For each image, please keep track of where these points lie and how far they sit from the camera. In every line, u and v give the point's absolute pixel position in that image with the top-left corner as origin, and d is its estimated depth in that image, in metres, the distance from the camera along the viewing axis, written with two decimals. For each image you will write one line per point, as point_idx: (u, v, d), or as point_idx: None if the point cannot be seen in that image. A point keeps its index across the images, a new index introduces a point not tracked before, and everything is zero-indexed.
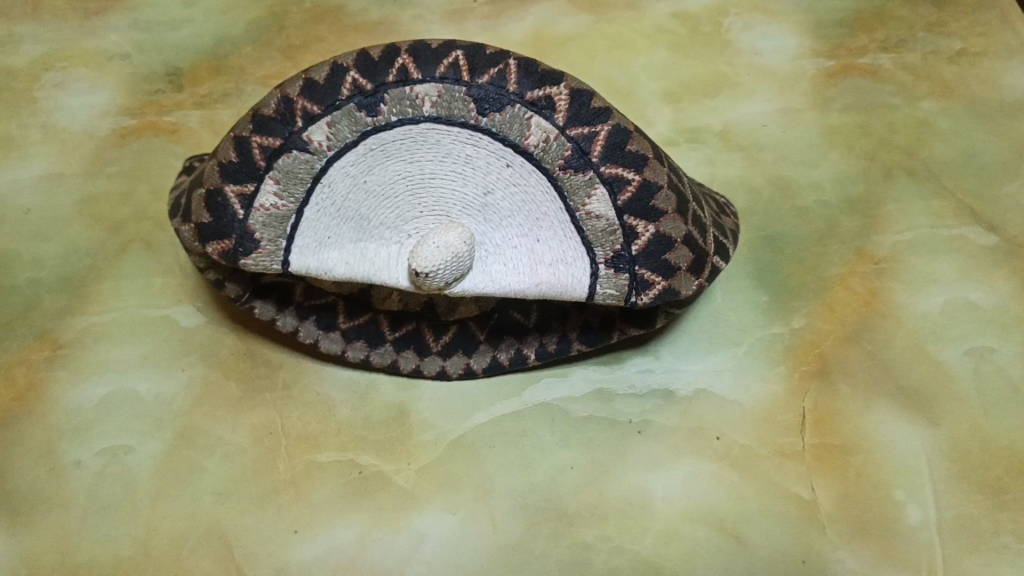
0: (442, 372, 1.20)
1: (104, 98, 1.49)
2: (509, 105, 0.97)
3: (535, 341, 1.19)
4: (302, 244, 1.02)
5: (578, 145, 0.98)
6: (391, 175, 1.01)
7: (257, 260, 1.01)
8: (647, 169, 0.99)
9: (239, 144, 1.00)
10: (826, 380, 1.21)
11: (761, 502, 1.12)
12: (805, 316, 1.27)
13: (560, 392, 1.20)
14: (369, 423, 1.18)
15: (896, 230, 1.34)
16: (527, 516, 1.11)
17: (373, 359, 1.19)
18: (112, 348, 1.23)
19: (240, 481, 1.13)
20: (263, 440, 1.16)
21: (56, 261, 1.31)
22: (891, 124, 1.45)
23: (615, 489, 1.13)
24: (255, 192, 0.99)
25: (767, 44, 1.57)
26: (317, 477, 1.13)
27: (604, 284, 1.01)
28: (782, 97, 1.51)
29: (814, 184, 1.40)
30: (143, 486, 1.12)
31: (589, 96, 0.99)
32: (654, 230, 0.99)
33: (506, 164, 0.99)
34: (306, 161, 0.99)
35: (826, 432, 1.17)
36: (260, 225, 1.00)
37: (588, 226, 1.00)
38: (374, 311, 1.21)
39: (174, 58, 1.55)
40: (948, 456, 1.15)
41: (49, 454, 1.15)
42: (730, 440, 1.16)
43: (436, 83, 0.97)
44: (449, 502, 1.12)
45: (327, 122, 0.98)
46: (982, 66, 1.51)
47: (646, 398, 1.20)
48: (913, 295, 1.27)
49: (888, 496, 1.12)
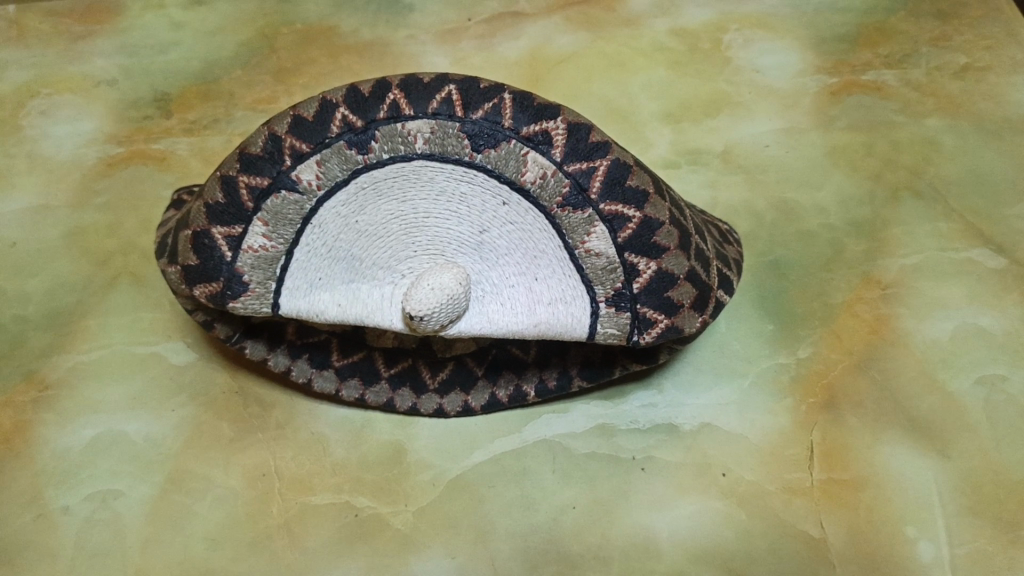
0: (439, 410, 1.17)
1: (91, 126, 1.46)
2: (504, 141, 0.94)
3: (535, 376, 1.16)
4: (293, 285, 0.99)
5: (577, 180, 0.94)
6: (383, 215, 0.98)
7: (246, 303, 0.97)
8: (648, 205, 0.96)
9: (226, 184, 0.96)
10: (834, 412, 1.18)
11: (769, 541, 1.08)
12: (812, 345, 1.24)
13: (561, 428, 1.17)
14: (365, 463, 1.15)
15: (903, 253, 1.31)
16: (528, 559, 1.07)
17: (368, 397, 1.17)
18: (100, 388, 1.20)
19: (233, 526, 1.09)
20: (256, 483, 1.13)
21: (43, 297, 1.28)
22: (896, 143, 1.42)
23: (619, 530, 1.09)
24: (243, 234, 0.96)
25: (768, 61, 1.54)
26: (312, 521, 1.10)
27: (605, 323, 0.98)
28: (784, 115, 1.48)
29: (818, 207, 1.37)
30: (133, 533, 1.09)
31: (587, 129, 0.96)
32: (656, 267, 0.96)
33: (502, 202, 0.96)
34: (296, 202, 0.95)
35: (834, 467, 1.14)
36: (248, 267, 0.96)
37: (588, 264, 0.96)
38: (368, 348, 1.20)
39: (163, 84, 1.52)
40: (961, 490, 1.11)
41: (36, 500, 1.11)
42: (737, 476, 1.13)
43: (428, 119, 0.94)
44: (448, 545, 1.08)
45: (317, 160, 0.95)
46: (988, 81, 1.48)
47: (649, 433, 1.17)
48: (921, 321, 1.24)
49: (901, 533, 1.08)
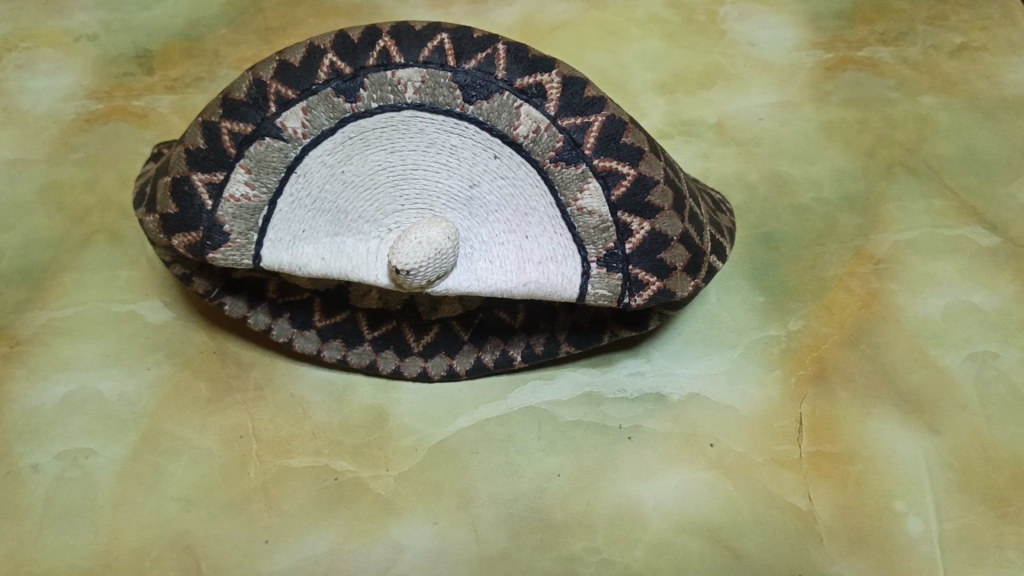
0: (423, 373, 1.14)
1: (70, 80, 1.42)
2: (497, 93, 0.91)
3: (521, 341, 1.13)
4: (275, 237, 0.96)
5: (571, 135, 0.92)
6: (371, 166, 0.95)
7: (226, 254, 0.94)
8: (643, 163, 0.93)
9: (207, 130, 0.93)
10: (825, 385, 1.16)
11: (757, 512, 1.07)
12: (802, 318, 1.22)
13: (547, 395, 1.15)
14: (346, 426, 1.12)
15: (897, 229, 1.29)
16: (512, 526, 1.05)
17: (351, 359, 1.14)
18: (73, 345, 1.16)
19: (208, 487, 1.06)
20: (233, 445, 1.10)
21: (17, 251, 1.24)
22: (891, 120, 1.41)
23: (605, 499, 1.07)
24: (224, 181, 0.93)
25: (763, 35, 1.52)
26: (290, 483, 1.07)
27: (596, 284, 0.95)
28: (778, 90, 1.46)
29: (812, 181, 1.35)
30: (105, 492, 1.06)
31: (583, 84, 0.93)
32: (649, 227, 0.93)
33: (493, 155, 0.94)
34: (280, 149, 0.92)
35: (824, 440, 1.12)
36: (230, 216, 0.93)
37: (579, 223, 0.94)
38: (352, 308, 1.16)
39: (145, 40, 1.48)
40: (950, 466, 1.10)
41: (5, 457, 1.08)
42: (725, 447, 1.11)
43: (419, 68, 0.91)
44: (430, 511, 1.06)
45: (303, 108, 0.92)
46: (984, 61, 1.47)
47: (637, 402, 1.14)
48: (913, 297, 1.23)
49: (889, 507, 1.07)
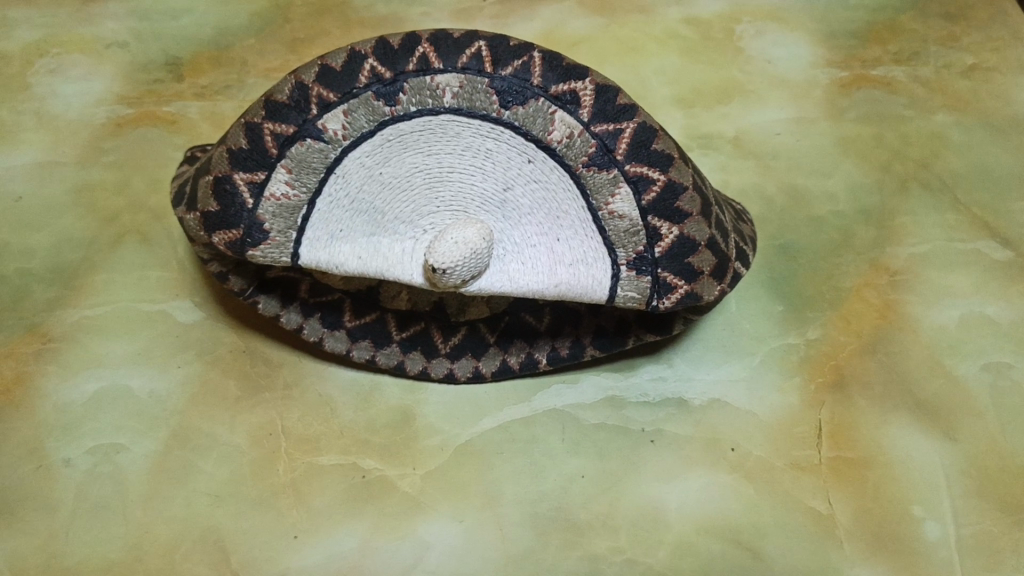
0: (449, 374, 1.16)
1: (100, 85, 1.45)
2: (532, 99, 0.94)
3: (547, 345, 1.16)
4: (314, 236, 0.98)
5: (603, 141, 0.94)
6: (408, 168, 0.98)
7: (266, 252, 0.96)
8: (672, 170, 0.96)
9: (250, 131, 0.95)
10: (843, 392, 1.18)
11: (777, 514, 1.09)
12: (821, 326, 1.24)
13: (570, 398, 1.17)
14: (373, 426, 1.14)
15: (911, 242, 1.32)
16: (537, 526, 1.07)
17: (379, 359, 1.16)
18: (105, 343, 1.18)
19: (238, 483, 1.08)
20: (263, 442, 1.11)
21: (49, 251, 1.26)
22: (905, 136, 1.44)
23: (628, 500, 1.09)
24: (266, 181, 0.95)
25: (779, 52, 1.55)
26: (318, 480, 1.09)
27: (625, 287, 0.97)
28: (795, 105, 1.49)
29: (828, 194, 1.38)
30: (135, 487, 1.07)
31: (615, 92, 0.96)
32: (678, 232, 0.96)
33: (527, 160, 0.96)
34: (320, 150, 0.95)
35: (842, 445, 1.14)
36: (270, 215, 0.96)
37: (610, 226, 0.96)
38: (381, 310, 1.18)
39: (174, 48, 1.51)
40: (967, 472, 1.12)
41: (37, 451, 1.09)
42: (746, 451, 1.13)
43: (457, 74, 0.94)
44: (457, 509, 1.08)
45: (344, 110, 0.94)
46: (995, 81, 1.50)
47: (659, 406, 1.16)
48: (929, 307, 1.25)
49: (907, 512, 1.09)
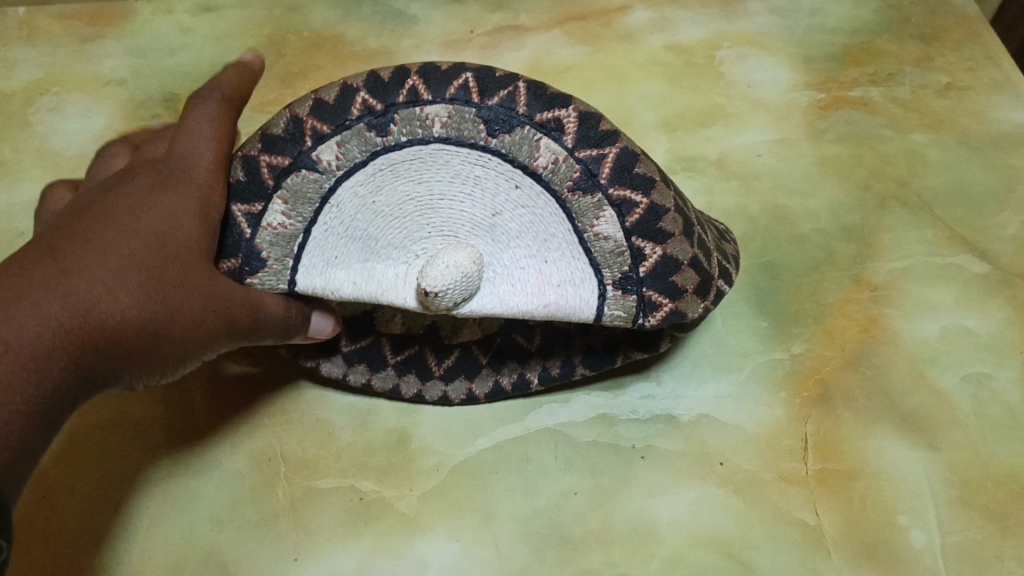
0: (443, 397, 1.19)
1: (100, 123, 1.49)
2: (518, 127, 0.97)
3: (538, 365, 1.18)
4: (309, 263, 1.02)
5: (587, 166, 0.98)
6: (400, 196, 1.01)
7: (263, 279, 1.01)
8: (654, 192, 0.99)
9: (247, 163, 0.99)
10: (828, 405, 1.21)
11: (766, 526, 1.11)
12: (805, 341, 1.27)
13: (563, 417, 1.19)
14: (370, 448, 1.16)
15: (892, 258, 1.36)
16: (532, 542, 1.10)
17: (374, 383, 1.18)
18: None
19: (239, 507, 1.11)
20: (262, 467, 1.14)
21: None
22: (884, 155, 1.48)
23: (621, 515, 1.12)
24: (262, 211, 0.99)
25: (760, 76, 1.59)
26: (317, 503, 1.12)
27: (612, 306, 1.01)
28: (776, 128, 1.53)
29: (810, 213, 1.42)
30: (139, 513, 1.11)
31: (597, 119, 0.99)
32: (661, 252, 0.99)
33: (515, 185, 1.00)
34: (315, 180, 0.99)
35: (829, 457, 1.17)
36: (267, 244, 1.00)
37: (596, 248, 1.00)
38: (376, 333, 1.21)
39: (171, 84, 1.55)
40: (951, 481, 1.15)
41: (40, 480, 1.12)
42: (734, 465, 1.16)
43: (446, 104, 0.97)
44: (453, 528, 1.10)
45: (337, 142, 0.98)
46: (970, 101, 1.55)
47: (648, 423, 1.19)
48: (910, 322, 1.29)
49: (893, 521, 1.12)
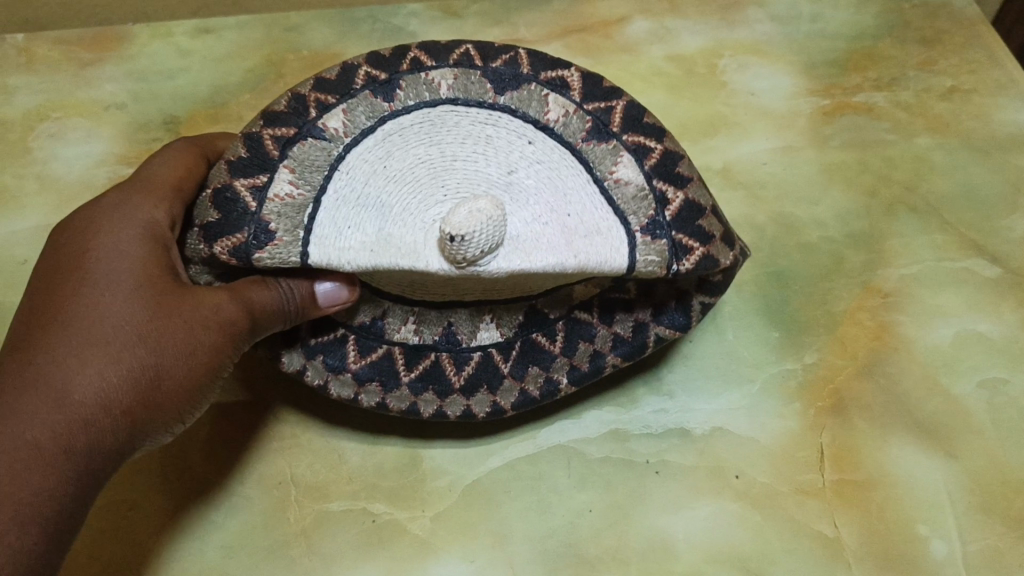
0: (466, 412, 1.13)
1: (100, 148, 1.49)
2: (525, 84, 1.02)
3: (563, 365, 1.12)
4: (321, 234, 0.96)
5: (597, 117, 1.02)
6: (412, 159, 1.00)
7: (273, 253, 0.93)
8: (664, 141, 1.03)
9: (250, 140, 0.99)
10: (843, 415, 1.20)
11: (784, 540, 1.11)
12: (817, 351, 1.26)
13: (576, 433, 1.18)
14: (380, 470, 1.15)
15: (902, 263, 1.34)
16: (548, 562, 1.09)
17: (389, 403, 1.12)
18: None
19: (251, 533, 1.10)
20: (273, 492, 1.13)
21: None
22: (889, 160, 1.47)
23: (637, 531, 1.11)
24: (267, 183, 0.96)
25: (762, 84, 1.58)
26: (329, 528, 1.10)
27: (645, 252, 0.96)
28: (780, 135, 1.51)
29: (817, 220, 1.40)
30: (150, 543, 1.09)
31: (600, 80, 1.05)
32: (683, 195, 1.00)
33: (527, 141, 1.01)
34: (323, 148, 0.98)
35: (846, 467, 1.16)
36: (275, 215, 0.94)
37: (618, 195, 0.99)
38: (388, 343, 1.14)
39: (171, 107, 1.54)
40: (968, 489, 1.14)
41: None
42: (750, 478, 1.15)
43: (450, 68, 1.02)
44: (467, 550, 1.09)
45: (343, 109, 1.00)
46: (974, 103, 1.54)
47: (662, 437, 1.18)
48: (923, 328, 1.27)
49: (912, 531, 1.11)
